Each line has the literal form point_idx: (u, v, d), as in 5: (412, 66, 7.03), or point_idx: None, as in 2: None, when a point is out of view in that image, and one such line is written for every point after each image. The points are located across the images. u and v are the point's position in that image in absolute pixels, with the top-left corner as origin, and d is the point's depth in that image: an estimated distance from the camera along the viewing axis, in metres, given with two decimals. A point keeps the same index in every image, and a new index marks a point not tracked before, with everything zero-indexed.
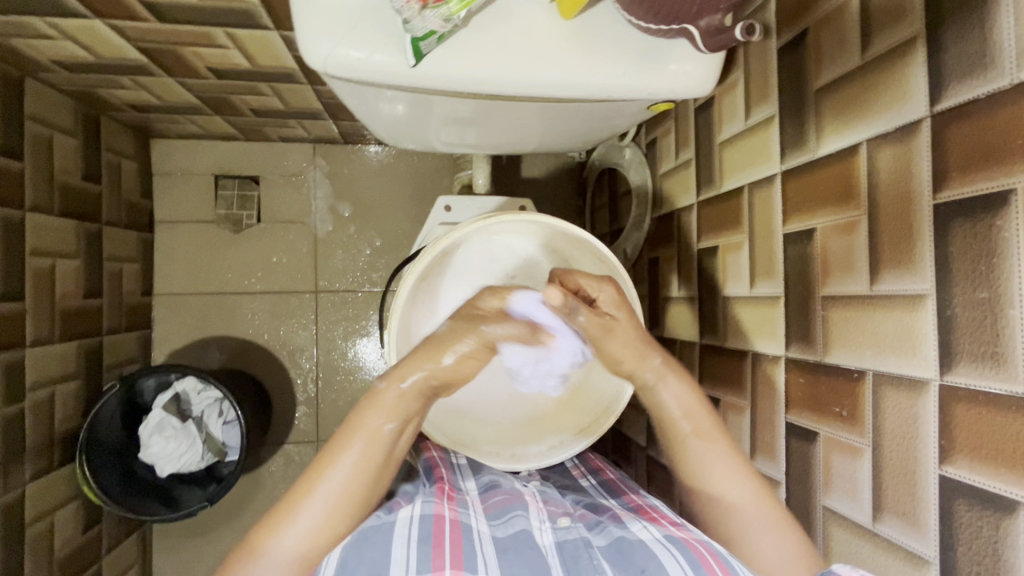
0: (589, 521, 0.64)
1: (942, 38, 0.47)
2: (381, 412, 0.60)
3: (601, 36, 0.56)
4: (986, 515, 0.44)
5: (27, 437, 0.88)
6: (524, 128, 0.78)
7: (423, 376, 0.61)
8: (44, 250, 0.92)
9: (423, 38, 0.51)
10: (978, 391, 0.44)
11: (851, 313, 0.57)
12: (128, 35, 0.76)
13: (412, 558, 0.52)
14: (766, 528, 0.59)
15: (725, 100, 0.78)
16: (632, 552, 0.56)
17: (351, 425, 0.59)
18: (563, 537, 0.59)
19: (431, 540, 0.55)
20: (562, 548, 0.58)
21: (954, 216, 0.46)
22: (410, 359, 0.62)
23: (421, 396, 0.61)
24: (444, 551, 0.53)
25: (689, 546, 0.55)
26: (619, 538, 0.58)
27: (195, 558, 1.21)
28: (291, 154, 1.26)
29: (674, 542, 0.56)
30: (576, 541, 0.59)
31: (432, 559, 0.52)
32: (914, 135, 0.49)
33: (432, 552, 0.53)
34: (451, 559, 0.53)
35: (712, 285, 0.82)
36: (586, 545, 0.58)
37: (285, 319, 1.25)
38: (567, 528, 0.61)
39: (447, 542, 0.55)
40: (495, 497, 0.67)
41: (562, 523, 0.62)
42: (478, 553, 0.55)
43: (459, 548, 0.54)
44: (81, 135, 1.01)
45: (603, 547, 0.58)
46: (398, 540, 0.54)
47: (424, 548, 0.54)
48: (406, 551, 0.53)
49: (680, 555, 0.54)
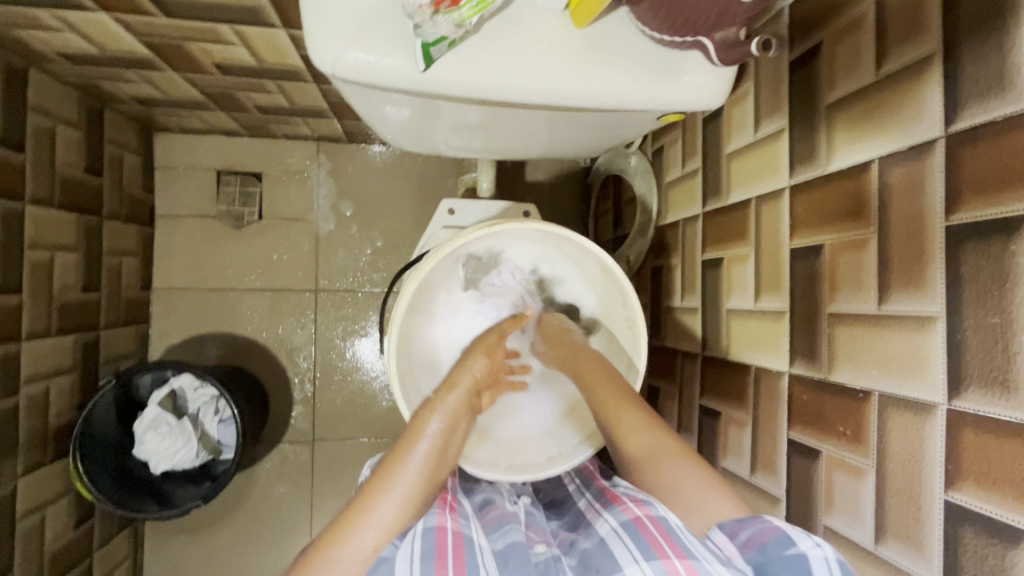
0: (564, 545, 0.63)
1: (960, 58, 0.46)
2: (440, 415, 0.64)
3: (613, 45, 0.56)
4: (992, 543, 0.43)
5: (22, 431, 0.87)
6: (531, 135, 0.78)
7: (469, 377, 0.69)
8: (44, 243, 0.92)
9: (433, 43, 0.51)
10: (988, 416, 0.44)
11: (858, 331, 0.56)
12: (134, 30, 0.75)
13: (417, 570, 0.52)
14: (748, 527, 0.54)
15: (734, 111, 0.77)
16: (598, 556, 0.55)
17: (411, 435, 0.62)
18: (538, 560, 0.59)
19: (433, 553, 0.54)
20: (540, 570, 0.57)
21: (967, 239, 0.45)
22: (463, 366, 0.70)
23: (469, 395, 0.68)
24: (447, 562, 0.53)
25: (642, 530, 0.54)
26: (588, 550, 0.57)
27: (187, 555, 1.20)
28: (294, 152, 1.25)
29: (627, 529, 0.55)
30: (547, 560, 0.59)
31: (435, 568, 0.52)
32: (928, 153, 0.49)
33: (435, 564, 0.53)
34: (455, 569, 0.52)
35: (715, 296, 0.81)
36: (556, 563, 0.57)
37: (284, 317, 1.24)
38: (542, 554, 0.60)
39: (449, 555, 0.54)
40: (489, 514, 0.66)
41: (539, 549, 0.60)
42: (480, 563, 0.54)
43: (461, 560, 0.54)
44: (84, 127, 1.00)
45: (574, 565, 0.57)
46: (402, 556, 0.54)
47: (427, 562, 0.53)
48: (410, 564, 0.52)
49: (631, 543, 0.53)
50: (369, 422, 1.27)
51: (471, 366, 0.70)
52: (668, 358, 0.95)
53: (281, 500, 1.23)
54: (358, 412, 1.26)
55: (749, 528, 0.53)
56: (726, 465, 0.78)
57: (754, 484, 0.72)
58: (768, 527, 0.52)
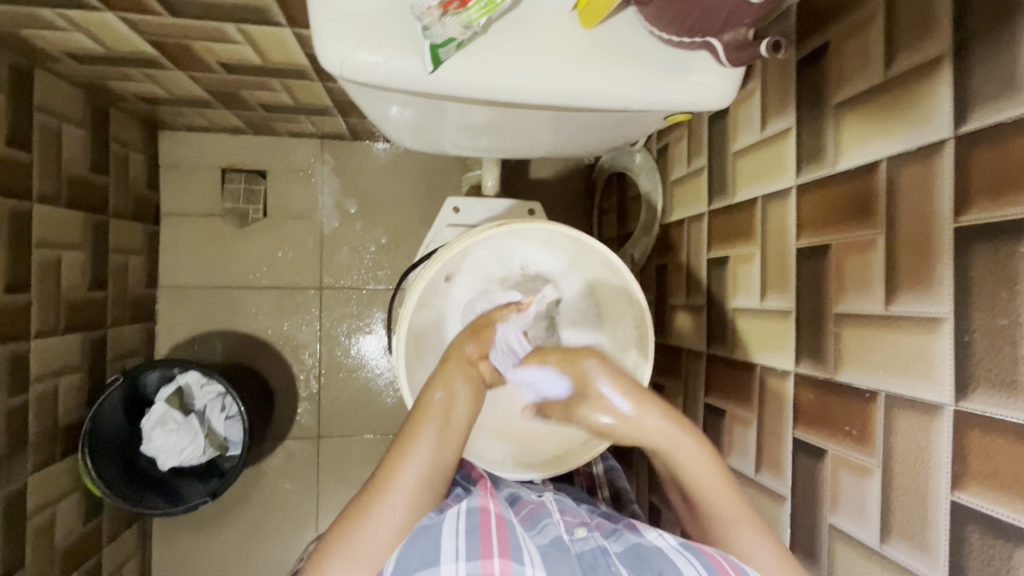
0: (605, 530, 0.62)
1: (970, 60, 0.46)
2: (445, 387, 0.66)
3: (621, 46, 0.56)
4: (998, 543, 0.44)
5: (31, 428, 0.88)
6: (537, 135, 0.78)
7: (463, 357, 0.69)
8: (52, 241, 0.92)
9: (442, 45, 0.51)
10: (994, 418, 0.44)
11: (865, 332, 0.56)
12: (140, 29, 0.75)
13: (461, 547, 0.51)
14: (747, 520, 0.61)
15: (741, 110, 0.77)
16: (655, 558, 0.55)
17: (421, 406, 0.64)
18: (582, 548, 0.58)
19: (478, 531, 0.53)
20: (581, 558, 0.56)
21: (976, 242, 0.45)
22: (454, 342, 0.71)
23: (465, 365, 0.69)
24: (491, 540, 0.52)
25: (703, 550, 0.55)
26: (636, 544, 0.57)
27: (194, 551, 1.21)
28: (299, 149, 1.25)
29: (689, 548, 0.55)
30: (593, 550, 0.57)
31: (480, 546, 0.51)
32: (937, 155, 0.49)
33: (479, 540, 0.52)
34: (499, 548, 0.51)
35: (721, 295, 0.81)
36: (603, 552, 0.56)
37: (289, 314, 1.24)
38: (584, 538, 0.59)
39: (494, 534, 0.53)
40: (522, 510, 0.67)
41: (580, 534, 0.60)
42: (523, 544, 0.53)
43: (506, 540, 0.52)
44: (90, 126, 1.00)
45: (619, 553, 0.57)
46: (445, 530, 0.53)
47: (472, 538, 0.52)
48: (454, 539, 0.52)
49: (696, 560, 0.53)
50: (374, 419, 1.27)
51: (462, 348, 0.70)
52: (673, 356, 0.96)
53: (287, 496, 1.24)
54: (363, 409, 1.27)
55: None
56: (730, 463, 0.78)
57: (759, 482, 0.72)
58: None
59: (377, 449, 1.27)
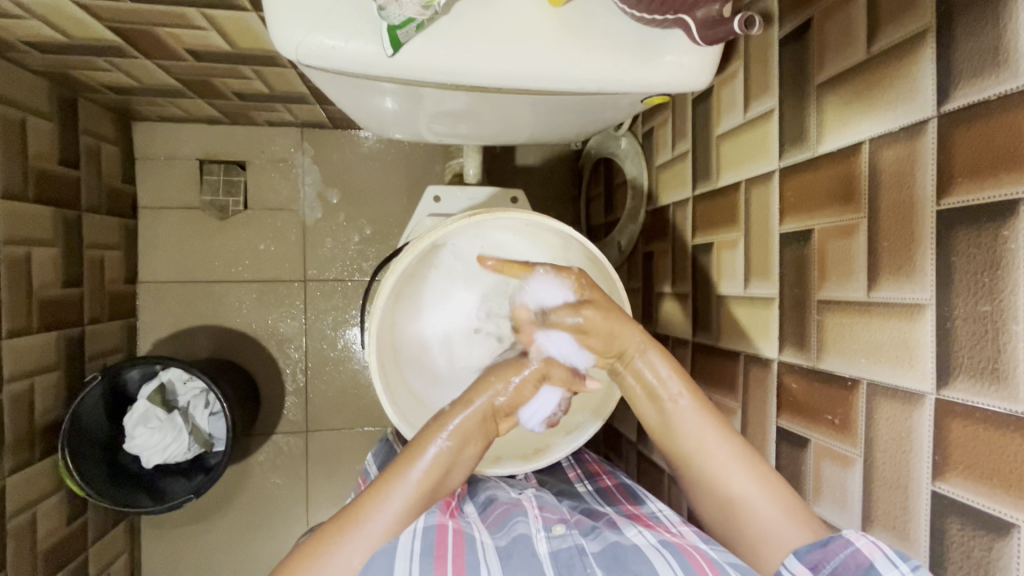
0: (583, 528, 0.62)
1: (953, 33, 0.44)
2: (452, 433, 0.61)
3: (593, 25, 0.53)
4: (979, 534, 0.43)
5: (7, 429, 0.86)
6: (515, 121, 0.75)
7: (488, 398, 0.65)
8: (21, 238, 0.90)
9: (400, 26, 0.49)
10: (977, 408, 0.43)
11: (847, 319, 0.55)
12: (99, 15, 0.73)
13: (415, 569, 0.51)
14: (733, 443, 0.61)
15: (724, 91, 0.75)
16: (630, 557, 0.54)
17: (420, 441, 0.61)
18: (558, 546, 0.57)
19: (433, 551, 0.53)
20: (557, 557, 0.55)
21: (957, 225, 0.44)
22: (480, 386, 0.66)
23: (484, 416, 0.64)
24: (447, 561, 0.52)
25: (683, 552, 0.54)
26: (614, 543, 0.57)
27: (184, 547, 1.21)
28: (278, 139, 1.22)
29: (667, 547, 0.55)
30: (570, 549, 0.56)
31: (434, 568, 0.52)
32: (920, 135, 0.47)
33: (434, 564, 0.52)
34: (454, 568, 0.52)
35: (707, 281, 0.79)
36: (580, 552, 0.56)
37: (273, 308, 1.22)
38: (562, 536, 0.58)
39: (449, 553, 0.53)
40: (494, 512, 0.64)
41: (557, 530, 0.59)
42: (482, 560, 0.54)
43: (462, 558, 0.53)
44: (57, 118, 0.98)
45: (596, 554, 0.56)
46: (400, 550, 0.53)
47: (427, 561, 0.52)
48: (409, 563, 0.51)
49: (673, 560, 0.53)
50: (362, 412, 1.26)
51: (497, 390, 0.65)
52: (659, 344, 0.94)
53: (277, 491, 1.23)
54: (350, 402, 1.25)
55: (834, 558, 0.49)
56: None
57: None
58: (859, 551, 0.48)
59: (367, 443, 1.26)
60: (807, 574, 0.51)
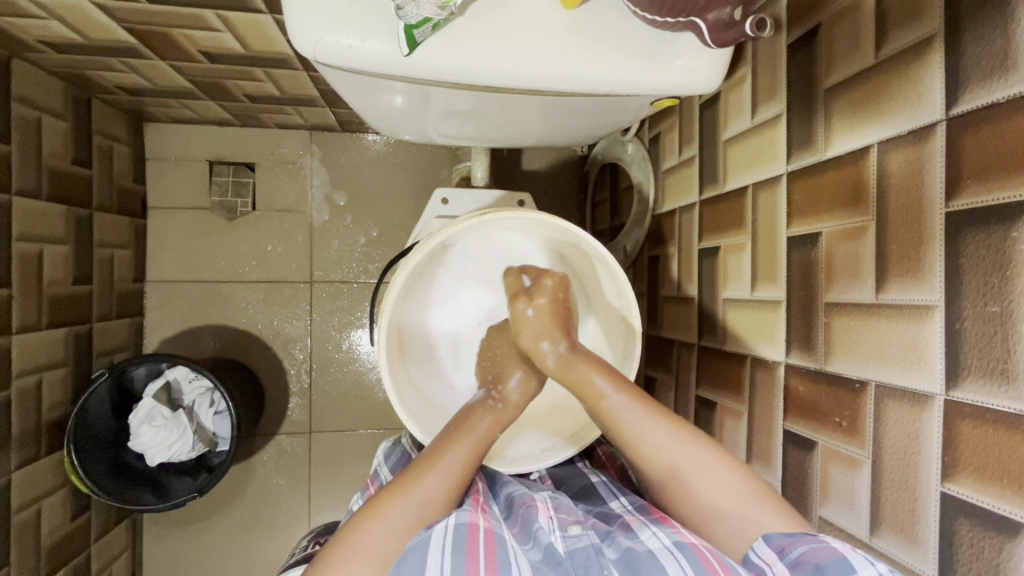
0: (600, 531, 0.60)
1: (961, 38, 0.45)
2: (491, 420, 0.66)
3: (605, 28, 0.54)
4: (989, 536, 0.43)
5: (15, 424, 0.87)
6: (524, 122, 0.76)
7: (520, 393, 0.70)
8: (33, 235, 0.91)
9: (417, 26, 0.50)
10: (986, 408, 0.43)
11: (854, 322, 0.55)
12: (117, 16, 0.74)
13: (446, 564, 0.49)
14: (663, 425, 0.60)
15: (731, 97, 0.76)
16: (643, 564, 0.51)
17: (461, 427, 0.65)
18: (574, 545, 0.56)
19: (465, 547, 0.51)
20: (574, 556, 0.54)
21: (967, 227, 0.44)
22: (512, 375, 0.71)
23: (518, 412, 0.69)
24: (478, 557, 0.50)
25: (698, 555, 0.51)
26: (628, 549, 0.54)
27: (185, 547, 1.21)
28: (287, 140, 1.23)
29: (682, 550, 0.52)
30: (587, 549, 0.55)
31: (466, 563, 0.49)
32: (928, 138, 0.47)
33: (466, 559, 0.50)
34: (486, 566, 0.49)
35: (713, 284, 0.80)
36: (597, 552, 0.54)
37: (279, 308, 1.23)
38: (578, 536, 0.57)
39: (481, 551, 0.50)
40: (518, 512, 0.62)
41: (573, 530, 0.58)
42: (513, 560, 0.51)
43: (494, 556, 0.50)
44: (71, 117, 0.99)
45: (614, 559, 0.54)
46: (433, 547, 0.51)
47: (458, 555, 0.50)
48: (440, 557, 0.50)
49: (688, 567, 0.50)
50: (366, 413, 1.26)
51: (521, 380, 0.71)
52: (665, 348, 0.94)
53: (279, 492, 1.23)
54: (353, 403, 1.26)
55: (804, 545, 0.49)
56: None
57: None
58: (830, 546, 0.47)
59: (370, 444, 1.26)
60: (774, 558, 0.50)
